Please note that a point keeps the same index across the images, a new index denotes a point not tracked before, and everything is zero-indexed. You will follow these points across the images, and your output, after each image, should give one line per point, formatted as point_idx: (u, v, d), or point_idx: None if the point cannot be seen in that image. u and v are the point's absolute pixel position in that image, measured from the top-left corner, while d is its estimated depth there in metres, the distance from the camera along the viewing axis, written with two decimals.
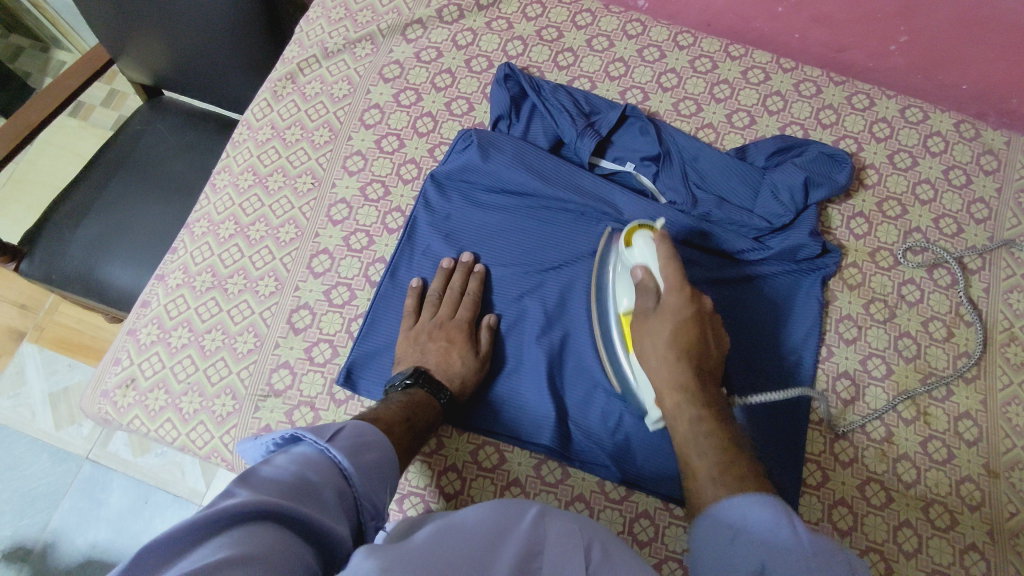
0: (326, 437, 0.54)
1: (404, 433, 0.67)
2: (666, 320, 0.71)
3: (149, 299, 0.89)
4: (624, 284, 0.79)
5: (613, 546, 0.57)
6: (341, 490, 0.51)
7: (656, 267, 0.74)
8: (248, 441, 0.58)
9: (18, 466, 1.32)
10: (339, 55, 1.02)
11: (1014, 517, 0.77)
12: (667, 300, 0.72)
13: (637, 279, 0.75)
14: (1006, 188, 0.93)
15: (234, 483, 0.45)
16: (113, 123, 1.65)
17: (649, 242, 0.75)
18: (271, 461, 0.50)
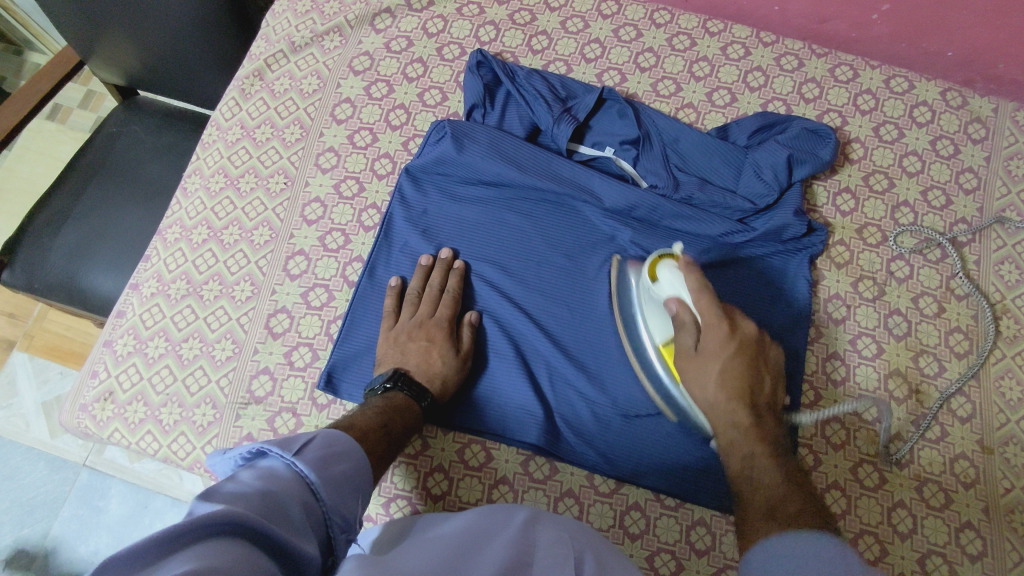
0: (293, 451, 0.53)
1: (379, 441, 0.65)
2: (712, 361, 0.68)
3: (124, 309, 0.87)
4: (654, 316, 0.76)
5: (591, 553, 0.56)
6: (308, 505, 0.50)
7: (689, 297, 0.71)
8: (217, 454, 0.55)
9: (14, 476, 1.31)
10: (307, 49, 0.99)
11: (1010, 493, 0.77)
12: (707, 339, 0.69)
13: (673, 313, 0.72)
14: (994, 156, 0.91)
15: (197, 500, 0.43)
16: (91, 125, 1.62)
17: (676, 272, 0.73)
18: (235, 477, 0.49)
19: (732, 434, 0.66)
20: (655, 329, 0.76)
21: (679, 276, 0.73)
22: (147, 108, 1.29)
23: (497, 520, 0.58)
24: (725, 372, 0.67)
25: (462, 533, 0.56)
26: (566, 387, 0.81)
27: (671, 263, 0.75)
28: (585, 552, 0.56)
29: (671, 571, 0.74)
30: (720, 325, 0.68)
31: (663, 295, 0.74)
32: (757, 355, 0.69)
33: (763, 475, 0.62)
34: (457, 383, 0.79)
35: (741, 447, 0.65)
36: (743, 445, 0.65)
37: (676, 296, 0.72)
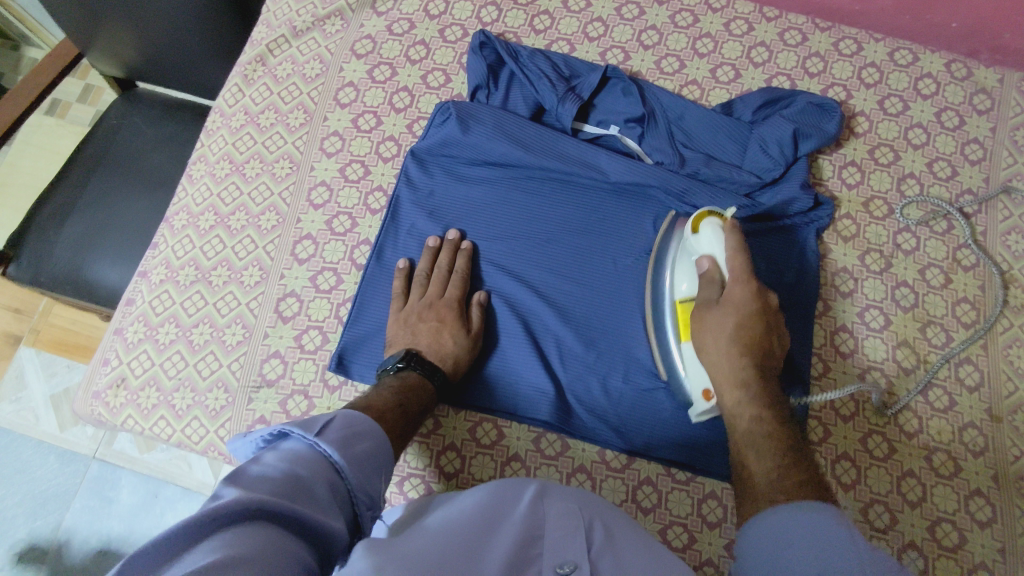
0: (315, 431, 0.53)
1: (397, 420, 0.66)
2: (728, 318, 0.71)
3: (134, 296, 0.87)
4: (684, 269, 0.78)
5: (614, 527, 0.57)
6: (333, 483, 0.50)
7: (723, 257, 0.74)
8: (236, 439, 0.56)
9: (27, 468, 1.32)
10: (309, 34, 0.99)
11: (1019, 461, 0.77)
12: (733, 293, 0.71)
13: (704, 270, 0.75)
14: (1000, 126, 0.91)
15: (221, 486, 0.44)
16: (91, 119, 1.61)
17: (717, 230, 0.75)
18: (259, 459, 0.49)
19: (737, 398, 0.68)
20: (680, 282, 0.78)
21: (719, 235, 0.74)
22: (146, 100, 1.29)
23: (503, 496, 0.58)
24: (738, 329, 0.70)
25: (467, 512, 0.55)
26: (576, 363, 0.81)
27: (714, 221, 0.76)
28: (606, 526, 0.57)
29: (683, 544, 0.75)
30: (746, 285, 0.71)
31: (698, 250, 0.76)
32: (772, 323, 0.71)
33: (762, 446, 0.63)
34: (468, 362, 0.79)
35: (745, 408, 0.67)
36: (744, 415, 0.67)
37: (711, 253, 0.75)
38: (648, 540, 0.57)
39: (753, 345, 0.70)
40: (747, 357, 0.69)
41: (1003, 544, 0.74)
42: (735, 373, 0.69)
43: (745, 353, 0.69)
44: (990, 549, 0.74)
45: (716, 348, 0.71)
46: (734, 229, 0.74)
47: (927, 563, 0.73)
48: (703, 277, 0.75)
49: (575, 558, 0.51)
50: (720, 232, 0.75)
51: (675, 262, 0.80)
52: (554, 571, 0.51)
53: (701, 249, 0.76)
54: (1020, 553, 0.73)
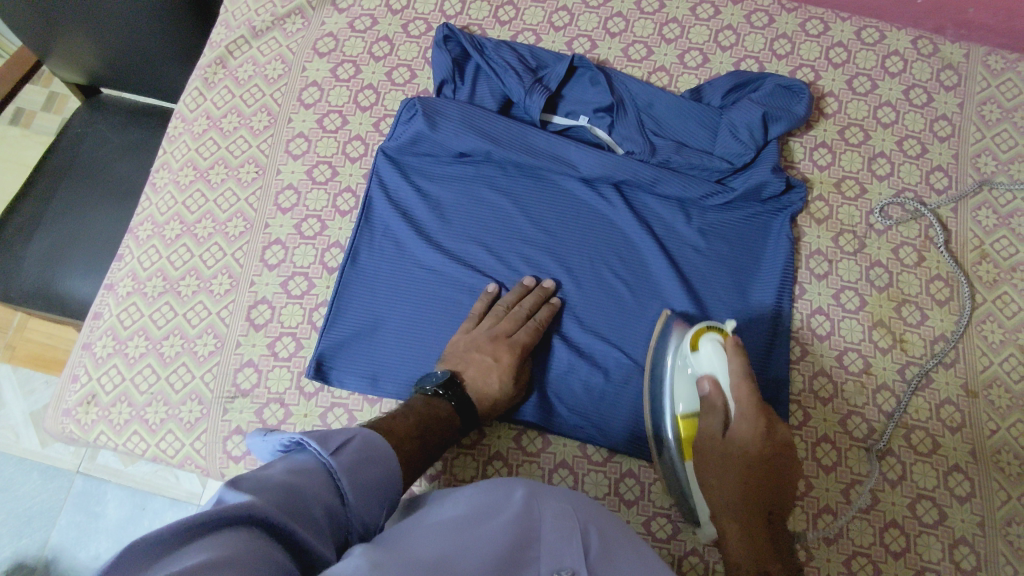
0: (330, 449, 0.54)
1: (414, 450, 0.64)
2: (734, 458, 0.67)
3: (101, 310, 0.85)
4: (683, 386, 0.73)
5: (603, 530, 0.56)
6: (331, 509, 0.51)
7: (727, 381, 0.69)
8: (257, 436, 0.59)
9: (9, 487, 1.29)
10: (269, 33, 0.97)
11: (995, 434, 0.78)
12: (739, 428, 0.67)
13: (705, 392, 0.70)
14: (968, 102, 0.91)
15: (226, 488, 0.45)
16: (56, 127, 1.57)
17: (719, 349, 0.70)
18: (268, 467, 0.50)
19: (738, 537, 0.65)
20: (679, 396, 0.73)
21: (721, 356, 0.70)
22: (111, 106, 1.25)
23: (500, 496, 0.57)
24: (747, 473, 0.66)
25: (463, 512, 0.54)
26: (556, 359, 0.81)
27: (715, 337, 0.71)
28: (600, 530, 0.56)
29: (668, 534, 0.75)
30: (758, 419, 0.66)
31: (699, 368, 0.71)
32: (786, 459, 0.67)
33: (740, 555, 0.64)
34: (508, 402, 0.77)
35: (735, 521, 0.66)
36: (744, 548, 0.64)
37: (711, 375, 0.70)
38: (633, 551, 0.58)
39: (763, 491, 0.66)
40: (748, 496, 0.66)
41: (982, 518, 0.75)
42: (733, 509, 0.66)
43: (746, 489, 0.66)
44: (970, 524, 0.74)
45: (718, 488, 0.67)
46: (736, 347, 0.70)
47: (909, 540, 0.74)
48: (705, 400, 0.70)
49: (573, 564, 0.51)
50: (722, 350, 0.70)
51: (672, 376, 0.75)
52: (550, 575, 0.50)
53: (703, 367, 0.71)
54: (999, 526, 0.74)
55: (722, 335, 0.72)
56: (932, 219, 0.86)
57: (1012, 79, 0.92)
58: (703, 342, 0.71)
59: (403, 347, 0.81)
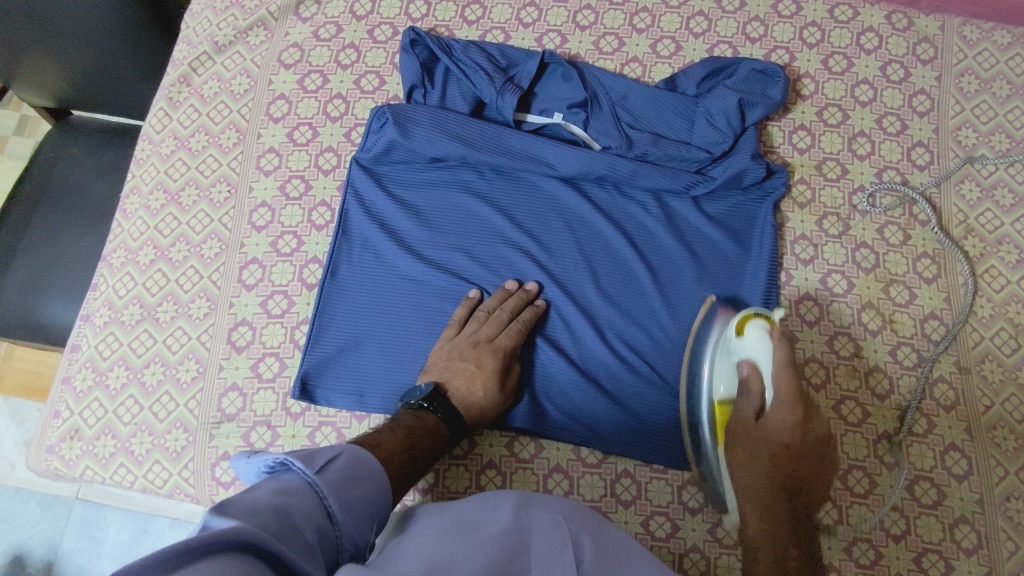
0: (316, 468, 0.53)
1: (405, 464, 0.63)
2: (767, 440, 0.66)
3: (79, 342, 0.84)
4: (723, 367, 0.73)
5: (598, 541, 0.55)
6: (323, 528, 0.49)
7: (766, 369, 0.68)
8: (241, 460, 0.58)
9: (7, 518, 1.26)
10: (232, 47, 0.94)
11: (989, 410, 0.77)
12: (774, 416, 0.66)
13: (744, 376, 0.70)
14: (945, 74, 0.90)
15: (212, 513, 0.43)
16: (29, 152, 1.54)
17: (762, 336, 0.69)
18: (252, 490, 0.49)
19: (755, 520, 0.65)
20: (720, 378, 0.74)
21: (766, 342, 0.69)
22: (80, 128, 1.22)
23: (488, 511, 0.56)
24: (772, 468, 0.66)
25: (448, 531, 0.53)
26: (542, 361, 0.80)
27: (761, 324, 0.70)
28: (594, 539, 0.55)
29: (667, 532, 0.74)
30: (793, 408, 0.65)
31: (740, 352, 0.71)
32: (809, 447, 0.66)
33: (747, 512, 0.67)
34: (497, 409, 0.75)
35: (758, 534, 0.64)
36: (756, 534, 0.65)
37: (751, 361, 0.70)
38: (630, 552, 0.56)
39: (788, 483, 0.65)
40: (772, 474, 0.65)
41: (981, 495, 0.74)
42: (751, 485, 0.67)
43: (773, 475, 0.65)
44: (969, 502, 0.74)
45: (746, 473, 0.67)
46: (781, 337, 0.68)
47: (909, 522, 0.73)
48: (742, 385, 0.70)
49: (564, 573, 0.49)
50: (767, 339, 0.69)
51: (715, 356, 0.75)
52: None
53: (745, 352, 0.70)
54: (998, 502, 0.74)
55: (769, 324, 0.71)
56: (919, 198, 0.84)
57: (989, 48, 0.90)
58: (748, 329, 0.71)
59: (389, 360, 0.79)
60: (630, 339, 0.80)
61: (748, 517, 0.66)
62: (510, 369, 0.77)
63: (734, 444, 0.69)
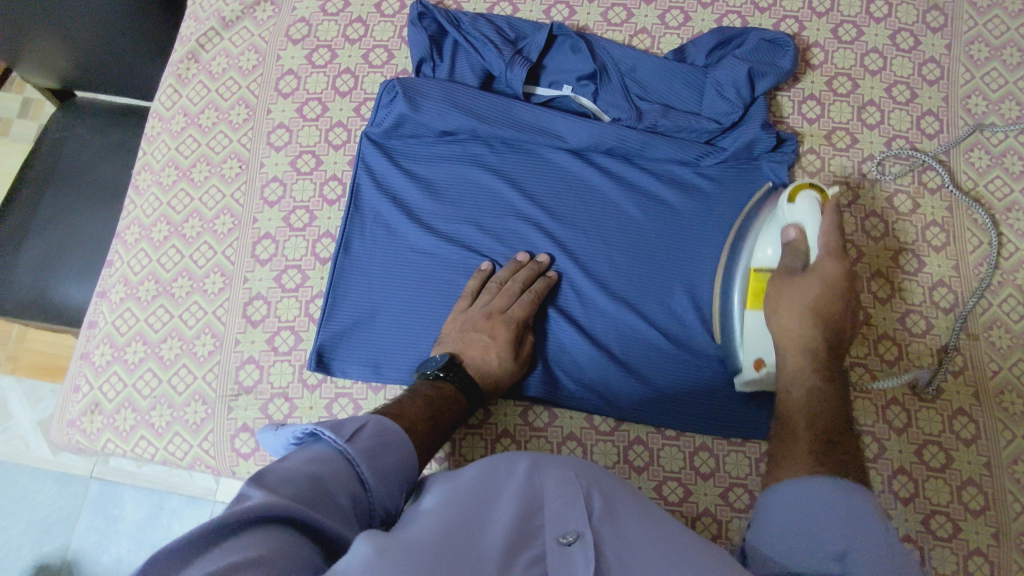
0: (346, 436, 0.54)
1: (426, 431, 0.64)
2: (816, 284, 0.66)
3: (96, 318, 0.85)
4: (766, 235, 0.75)
5: (611, 490, 0.56)
6: (356, 495, 0.51)
7: (814, 230, 0.69)
8: (270, 431, 0.60)
9: (25, 496, 1.28)
10: (239, 23, 0.94)
11: (997, 375, 0.78)
12: (820, 266, 0.67)
13: (789, 239, 0.70)
14: (955, 42, 0.90)
15: (247, 485, 0.45)
16: (34, 135, 1.54)
17: (813, 204, 0.70)
18: (286, 459, 0.50)
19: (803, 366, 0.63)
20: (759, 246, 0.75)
21: (815, 209, 0.70)
22: (85, 107, 1.22)
23: (500, 467, 0.56)
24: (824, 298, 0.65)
25: (461, 488, 0.54)
26: (555, 332, 0.81)
27: (813, 195, 0.71)
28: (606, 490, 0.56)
29: (679, 498, 0.76)
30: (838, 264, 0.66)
31: (786, 219, 0.72)
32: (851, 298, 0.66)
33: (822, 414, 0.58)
34: (512, 378, 0.76)
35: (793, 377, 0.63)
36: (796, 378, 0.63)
37: (799, 224, 0.70)
38: (650, 506, 0.57)
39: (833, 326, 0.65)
40: (819, 331, 0.64)
41: (988, 458, 0.75)
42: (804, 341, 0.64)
43: (819, 320, 0.65)
44: (977, 465, 0.75)
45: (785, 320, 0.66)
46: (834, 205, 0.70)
47: (917, 485, 0.75)
48: (786, 245, 0.71)
49: (577, 527, 0.51)
50: (818, 206, 0.70)
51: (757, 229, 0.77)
52: (557, 541, 0.50)
53: (793, 218, 0.71)
54: (1005, 465, 0.75)
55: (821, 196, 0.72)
56: (932, 162, 0.85)
57: (999, 15, 0.90)
58: (800, 196, 0.71)
59: (403, 331, 0.80)
60: (641, 309, 0.80)
61: (788, 364, 0.64)
62: (523, 339, 0.78)
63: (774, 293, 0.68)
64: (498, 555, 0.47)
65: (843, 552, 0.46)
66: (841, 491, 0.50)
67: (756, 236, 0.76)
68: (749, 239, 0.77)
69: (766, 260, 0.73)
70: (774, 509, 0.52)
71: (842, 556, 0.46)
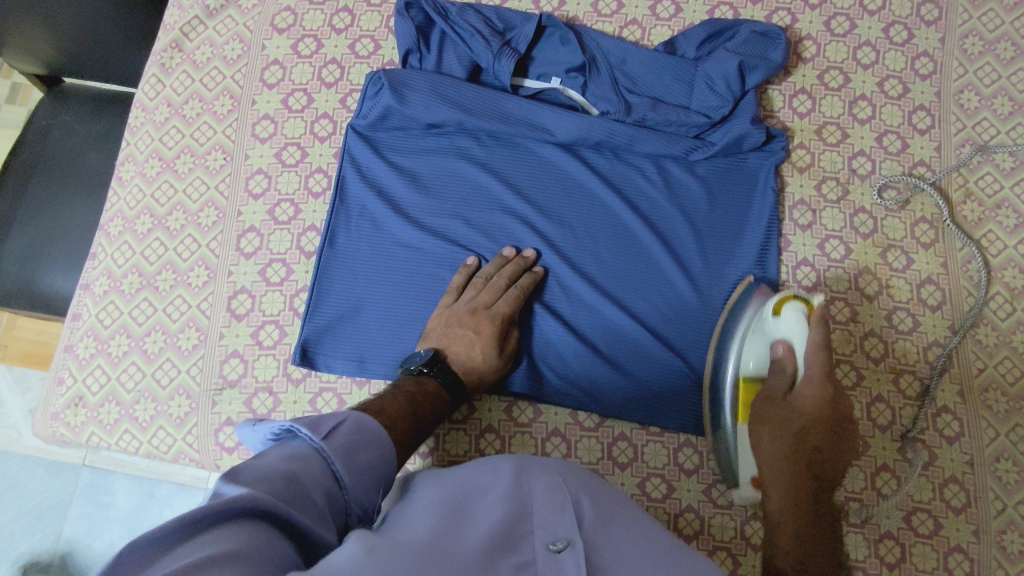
0: (322, 434, 0.53)
1: (408, 429, 0.63)
2: (797, 415, 0.63)
3: (80, 311, 0.84)
4: (754, 345, 0.72)
5: (600, 500, 0.56)
6: (331, 494, 0.50)
7: (801, 348, 0.66)
8: (246, 428, 0.59)
9: (17, 485, 1.28)
10: (224, 12, 0.93)
11: (983, 373, 0.78)
12: (802, 396, 0.64)
13: (778, 356, 0.68)
14: (949, 36, 0.88)
15: (224, 481, 0.45)
16: (21, 121, 1.52)
17: (800, 317, 0.67)
18: (262, 455, 0.50)
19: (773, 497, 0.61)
20: (746, 355, 0.72)
21: (802, 322, 0.67)
22: (71, 95, 1.20)
23: (489, 474, 0.57)
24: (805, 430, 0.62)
25: (452, 492, 0.54)
26: (541, 327, 0.80)
27: (799, 305, 0.68)
28: (596, 499, 0.56)
29: (662, 494, 0.76)
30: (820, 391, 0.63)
31: (774, 332, 0.69)
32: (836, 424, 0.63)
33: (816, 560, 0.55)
34: (497, 374, 0.76)
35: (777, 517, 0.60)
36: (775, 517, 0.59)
37: (786, 340, 0.67)
38: (641, 516, 0.57)
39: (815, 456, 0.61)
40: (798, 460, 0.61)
41: (972, 456, 0.75)
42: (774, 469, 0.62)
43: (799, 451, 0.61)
44: (959, 463, 0.75)
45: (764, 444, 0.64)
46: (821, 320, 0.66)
47: (899, 483, 0.75)
48: (775, 364, 0.68)
49: (567, 534, 0.50)
50: (805, 320, 0.67)
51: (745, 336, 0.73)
52: (547, 548, 0.50)
53: (778, 333, 0.68)
54: (988, 462, 0.75)
55: (807, 307, 0.68)
56: (915, 180, 0.83)
57: (994, 9, 0.89)
58: (785, 308, 0.68)
59: (387, 326, 0.80)
60: (627, 306, 0.80)
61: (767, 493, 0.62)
62: (508, 335, 0.78)
63: (761, 413, 0.66)
64: (485, 558, 0.46)
65: None
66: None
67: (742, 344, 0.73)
68: (735, 345, 0.74)
69: (751, 373, 0.71)
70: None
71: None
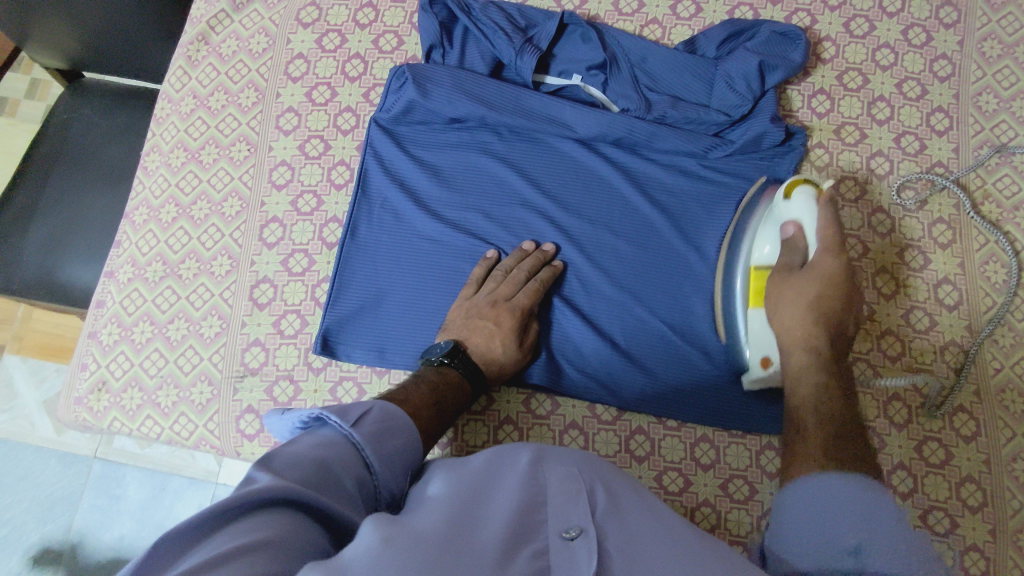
0: (351, 421, 0.54)
1: (431, 417, 0.64)
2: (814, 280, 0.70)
3: (104, 298, 0.85)
4: (765, 230, 0.77)
5: (612, 487, 0.56)
6: (362, 478, 0.51)
7: (811, 227, 0.73)
8: (274, 416, 0.60)
9: (31, 474, 1.29)
10: (250, 6, 0.94)
11: (1000, 373, 0.78)
12: (819, 263, 0.71)
13: (789, 237, 0.74)
14: (968, 38, 0.89)
15: (255, 468, 0.46)
16: (41, 115, 1.54)
17: (810, 201, 0.74)
18: (294, 442, 0.51)
19: (805, 358, 0.68)
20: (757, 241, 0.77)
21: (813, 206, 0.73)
22: (92, 90, 1.22)
23: (504, 461, 0.56)
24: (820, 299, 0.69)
25: (469, 478, 0.54)
26: (560, 320, 0.81)
27: (808, 190, 0.74)
28: (609, 487, 0.56)
29: (680, 487, 0.76)
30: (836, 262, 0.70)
31: (784, 215, 0.75)
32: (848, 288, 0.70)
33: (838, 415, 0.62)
34: (516, 366, 0.77)
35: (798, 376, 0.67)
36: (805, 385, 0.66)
37: (797, 220, 0.74)
38: (654, 501, 0.56)
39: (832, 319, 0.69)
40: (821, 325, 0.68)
41: (988, 455, 0.76)
42: (805, 332, 0.69)
43: (818, 318, 0.69)
44: (976, 462, 0.75)
45: (791, 316, 0.70)
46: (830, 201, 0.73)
47: (916, 481, 0.75)
48: (785, 244, 0.74)
49: (581, 522, 0.51)
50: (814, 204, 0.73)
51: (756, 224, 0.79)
52: (561, 536, 0.50)
53: (789, 215, 0.75)
54: (1005, 462, 0.75)
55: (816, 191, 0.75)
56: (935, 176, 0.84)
57: (1014, 12, 0.90)
58: (796, 192, 0.75)
59: (407, 316, 0.81)
60: (645, 301, 0.81)
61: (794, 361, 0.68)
62: (528, 327, 0.79)
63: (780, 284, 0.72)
64: (502, 546, 0.46)
65: (857, 545, 0.48)
66: (856, 485, 0.53)
67: (754, 233, 0.78)
68: (746, 235, 0.79)
69: (764, 258, 0.76)
70: (796, 513, 0.54)
71: (857, 550, 0.48)
